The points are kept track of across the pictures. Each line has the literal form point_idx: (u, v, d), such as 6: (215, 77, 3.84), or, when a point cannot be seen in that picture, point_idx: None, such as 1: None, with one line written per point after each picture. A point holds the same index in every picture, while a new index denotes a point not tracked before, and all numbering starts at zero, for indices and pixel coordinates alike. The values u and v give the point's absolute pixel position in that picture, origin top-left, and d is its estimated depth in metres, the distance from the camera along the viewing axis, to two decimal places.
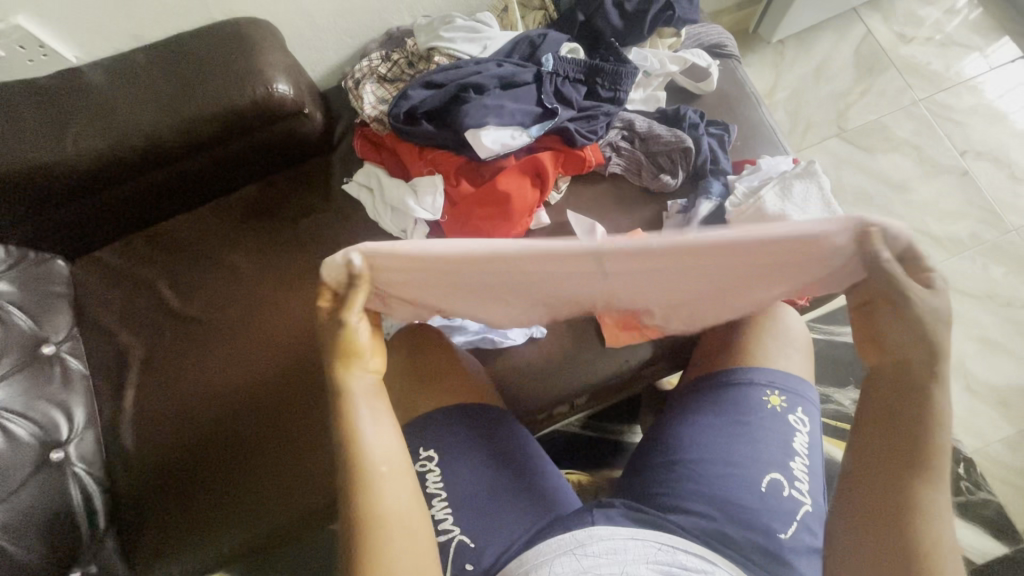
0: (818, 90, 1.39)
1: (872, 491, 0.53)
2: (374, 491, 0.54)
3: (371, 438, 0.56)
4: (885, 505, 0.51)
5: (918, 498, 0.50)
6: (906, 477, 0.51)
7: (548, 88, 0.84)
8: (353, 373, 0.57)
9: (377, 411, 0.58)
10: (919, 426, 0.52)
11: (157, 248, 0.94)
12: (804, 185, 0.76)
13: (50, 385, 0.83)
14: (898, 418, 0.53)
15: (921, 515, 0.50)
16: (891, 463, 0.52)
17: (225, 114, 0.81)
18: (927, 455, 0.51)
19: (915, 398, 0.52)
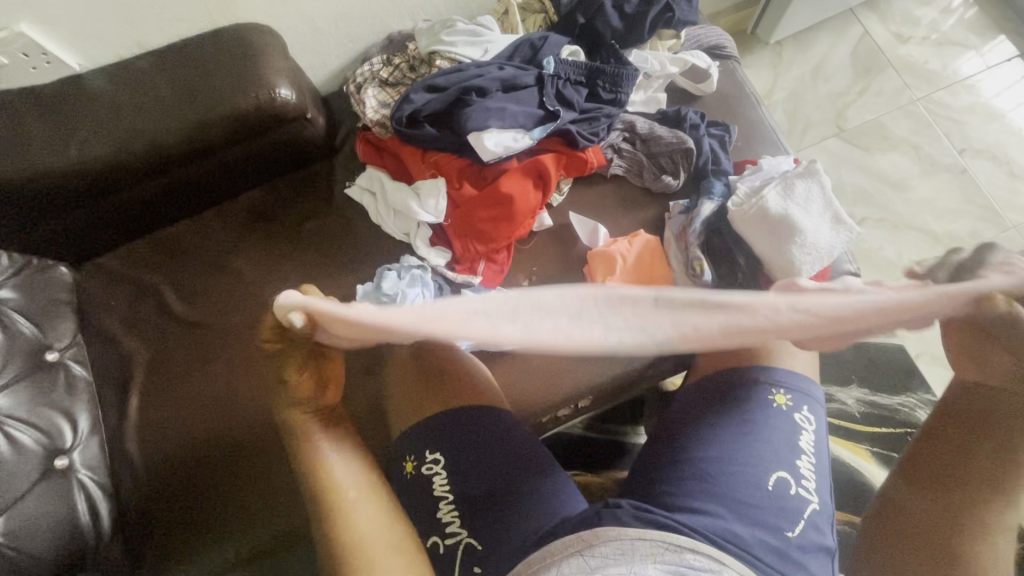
0: (816, 91, 1.39)
1: (933, 502, 0.59)
2: (345, 518, 0.60)
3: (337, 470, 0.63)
4: (949, 521, 0.57)
5: (979, 515, 0.56)
6: (970, 499, 0.57)
7: (549, 90, 0.84)
8: (301, 417, 0.64)
9: (338, 445, 0.65)
10: (1002, 458, 0.56)
11: (160, 253, 0.95)
12: (806, 185, 0.76)
13: (54, 392, 0.84)
14: (973, 446, 0.58)
15: (986, 533, 0.56)
16: (968, 488, 0.57)
17: (228, 120, 0.81)
18: (994, 485, 0.56)
19: (996, 433, 0.57)
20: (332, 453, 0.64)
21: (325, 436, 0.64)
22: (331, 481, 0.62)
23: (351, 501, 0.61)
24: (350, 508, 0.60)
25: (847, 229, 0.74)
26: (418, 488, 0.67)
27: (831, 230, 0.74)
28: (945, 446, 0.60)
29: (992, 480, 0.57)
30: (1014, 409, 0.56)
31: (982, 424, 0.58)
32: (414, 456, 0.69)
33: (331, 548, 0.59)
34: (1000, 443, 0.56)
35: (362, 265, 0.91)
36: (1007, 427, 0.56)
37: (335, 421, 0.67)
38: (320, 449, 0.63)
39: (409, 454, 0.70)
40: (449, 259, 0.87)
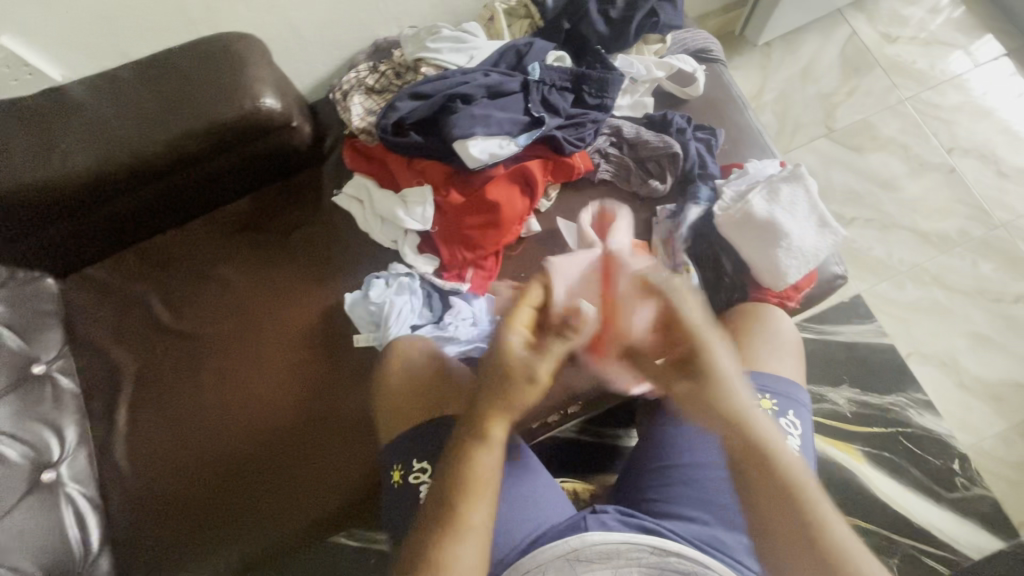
0: (805, 91, 1.40)
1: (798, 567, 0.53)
2: (455, 552, 0.55)
3: (472, 509, 0.57)
4: (795, 543, 0.53)
5: (827, 546, 0.52)
6: (808, 541, 0.53)
7: (534, 96, 0.84)
8: (499, 410, 0.57)
9: (487, 486, 0.58)
10: (770, 465, 0.55)
11: (148, 263, 0.94)
12: (792, 189, 0.76)
13: (42, 406, 0.84)
14: (759, 487, 0.55)
15: (819, 535, 0.53)
16: (778, 500, 0.54)
17: (212, 130, 0.81)
18: (806, 513, 0.53)
19: (753, 465, 0.55)
20: (482, 489, 0.57)
21: (488, 459, 0.57)
22: (464, 519, 0.56)
23: (466, 538, 0.56)
24: (466, 543, 0.56)
25: (832, 232, 0.75)
26: (407, 497, 0.68)
27: (817, 234, 0.75)
28: (759, 509, 0.55)
29: (803, 507, 0.54)
30: (739, 438, 0.56)
31: (742, 468, 0.56)
32: (401, 465, 0.69)
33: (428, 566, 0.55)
34: (776, 464, 0.55)
35: (350, 273, 0.91)
36: (764, 450, 0.55)
37: (496, 455, 0.57)
38: (476, 474, 0.57)
39: (395, 463, 0.70)
40: (437, 266, 0.87)
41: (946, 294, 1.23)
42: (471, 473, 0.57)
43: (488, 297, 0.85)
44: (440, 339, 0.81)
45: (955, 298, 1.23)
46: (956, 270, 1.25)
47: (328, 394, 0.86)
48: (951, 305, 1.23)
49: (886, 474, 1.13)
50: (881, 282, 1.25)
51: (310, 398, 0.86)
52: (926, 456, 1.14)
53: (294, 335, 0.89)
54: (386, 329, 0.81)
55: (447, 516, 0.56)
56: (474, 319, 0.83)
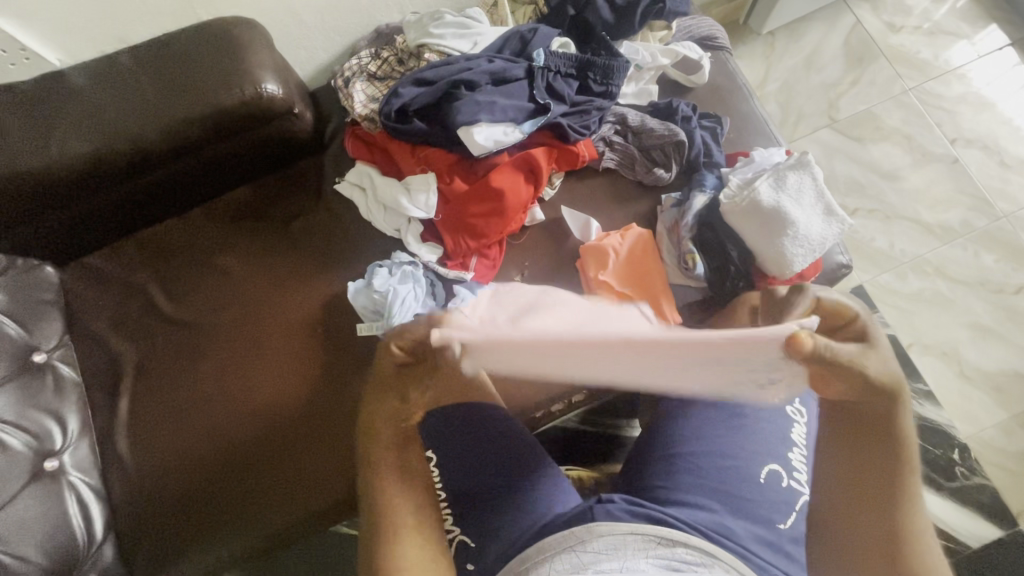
0: (808, 81, 1.39)
1: (869, 519, 0.59)
2: (391, 550, 0.60)
3: (394, 501, 0.65)
4: (883, 541, 0.57)
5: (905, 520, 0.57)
6: (894, 504, 0.58)
7: (539, 83, 0.83)
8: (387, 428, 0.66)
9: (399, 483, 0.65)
10: (889, 469, 0.59)
11: (149, 252, 0.93)
12: (798, 177, 0.75)
13: (43, 394, 0.83)
14: (871, 454, 0.61)
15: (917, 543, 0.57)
16: (874, 504, 0.59)
17: (211, 117, 0.80)
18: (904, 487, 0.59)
19: (886, 434, 0.61)
20: (397, 483, 0.66)
21: (388, 459, 0.68)
22: (389, 517, 0.64)
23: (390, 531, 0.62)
24: (397, 538, 0.62)
25: (840, 220, 0.75)
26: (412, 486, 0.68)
27: (823, 222, 0.74)
28: (863, 466, 0.62)
29: (905, 487, 0.59)
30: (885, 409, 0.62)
31: (879, 437, 0.61)
32: None
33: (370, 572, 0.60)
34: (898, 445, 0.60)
35: (353, 263, 0.90)
36: (894, 430, 0.61)
37: (394, 455, 0.69)
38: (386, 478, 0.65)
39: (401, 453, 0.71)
40: (441, 255, 0.86)
41: (948, 285, 1.24)
42: (380, 474, 0.67)
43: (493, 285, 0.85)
44: None
45: (957, 289, 1.23)
46: (959, 260, 1.25)
47: (328, 385, 0.85)
48: (953, 296, 1.23)
49: None
50: (883, 273, 1.25)
51: (310, 388, 0.85)
52: (927, 446, 1.14)
53: (298, 324, 0.88)
54: (389, 318, 0.80)
55: (376, 527, 0.63)
56: None
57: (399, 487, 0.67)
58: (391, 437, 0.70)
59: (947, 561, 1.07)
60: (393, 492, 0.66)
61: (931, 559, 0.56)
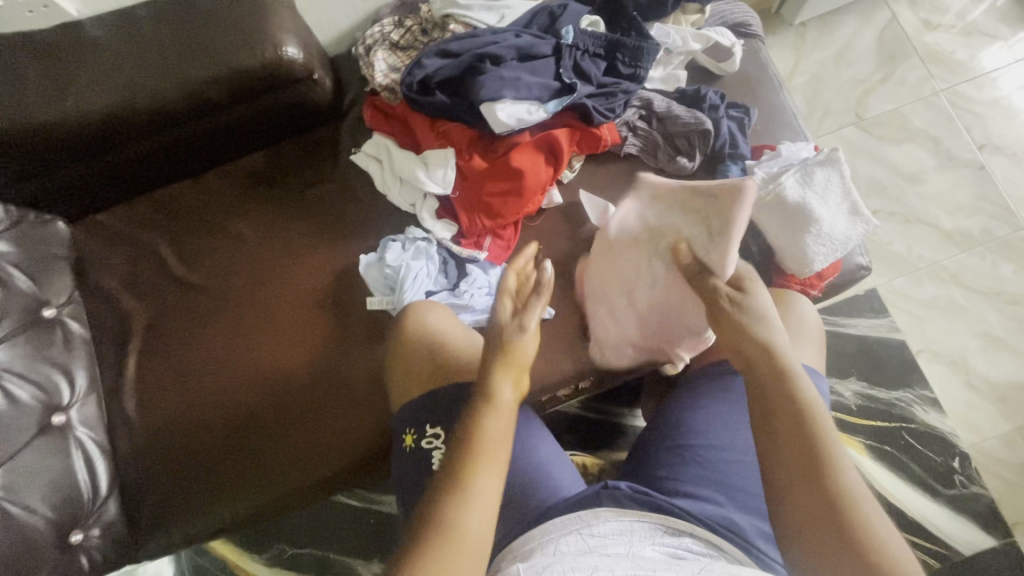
0: (837, 75, 1.35)
1: (801, 495, 0.53)
2: (462, 510, 0.52)
3: (480, 470, 0.54)
4: (817, 508, 0.52)
5: (838, 480, 0.52)
6: (820, 472, 0.53)
7: (566, 62, 0.81)
8: (506, 385, 0.59)
9: (499, 446, 0.56)
10: (801, 430, 0.55)
11: (160, 212, 0.93)
12: (826, 173, 0.73)
13: (53, 349, 0.82)
14: (782, 420, 0.55)
15: (850, 504, 0.52)
16: (805, 466, 0.53)
17: (231, 78, 0.79)
18: (821, 449, 0.54)
19: (771, 388, 0.57)
20: (492, 444, 0.56)
21: (497, 422, 0.57)
22: (473, 483, 0.54)
23: (474, 495, 0.53)
24: (472, 499, 0.53)
25: (864, 221, 0.73)
26: (418, 462, 0.67)
27: (847, 221, 0.73)
28: (775, 443, 0.55)
29: (818, 444, 0.54)
30: (770, 371, 0.58)
31: (766, 396, 0.57)
32: (414, 430, 0.69)
33: (437, 524, 0.52)
34: (798, 399, 0.56)
35: (365, 235, 0.89)
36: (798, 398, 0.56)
37: (505, 420, 0.58)
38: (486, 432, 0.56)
39: (408, 427, 0.69)
40: (455, 233, 0.85)
41: (962, 293, 1.22)
42: (484, 437, 0.56)
43: (505, 266, 0.84)
44: (455, 307, 0.81)
45: (971, 297, 1.22)
46: (975, 269, 1.23)
47: (335, 357, 0.85)
48: (966, 304, 1.22)
49: (886, 467, 1.13)
50: (898, 277, 1.23)
51: (316, 360, 0.85)
52: (927, 452, 1.14)
53: (307, 293, 0.88)
54: (401, 294, 0.80)
55: (457, 481, 0.54)
56: (490, 288, 0.83)
57: (495, 451, 0.56)
58: (513, 404, 0.59)
59: (937, 566, 1.08)
60: (484, 459, 0.55)
61: (871, 513, 0.52)
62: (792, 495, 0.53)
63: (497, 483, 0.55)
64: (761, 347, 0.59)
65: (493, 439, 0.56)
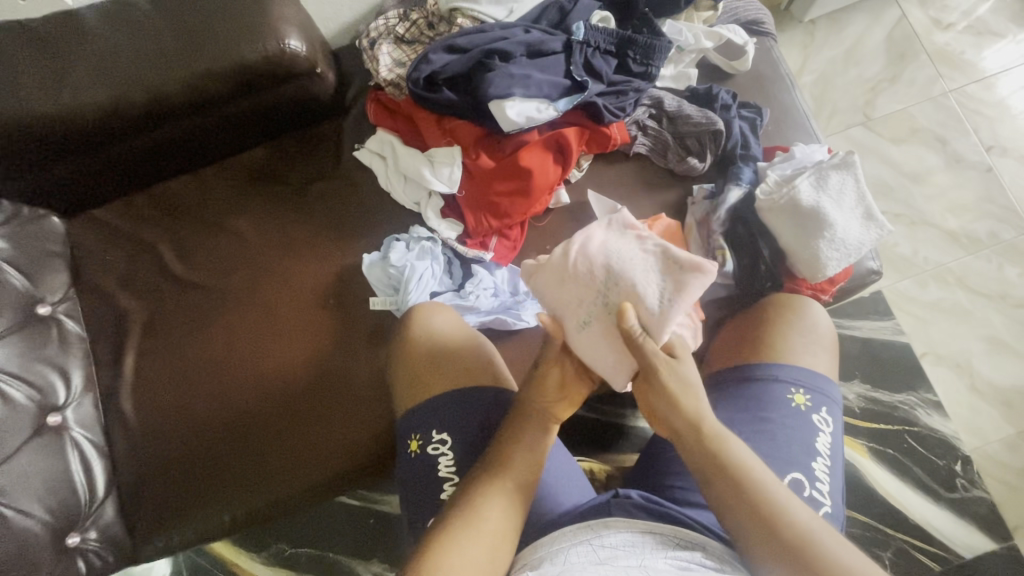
0: (846, 74, 1.34)
1: (767, 562, 0.51)
2: (485, 500, 0.58)
3: (506, 469, 0.60)
4: (791, 557, 0.50)
5: (795, 535, 0.51)
6: (775, 535, 0.51)
7: (577, 59, 0.79)
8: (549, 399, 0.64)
9: (529, 456, 0.62)
10: (739, 490, 0.54)
11: (158, 208, 0.91)
12: (840, 177, 0.72)
13: (47, 347, 0.82)
14: (722, 487, 0.54)
15: (812, 546, 0.50)
16: (761, 523, 0.52)
17: (232, 71, 0.76)
18: (771, 514, 0.52)
19: (704, 465, 0.56)
20: (523, 449, 0.61)
21: (528, 431, 0.62)
22: (495, 484, 0.59)
23: (499, 489, 0.58)
24: (491, 496, 0.58)
25: (879, 226, 0.72)
26: (423, 467, 0.66)
27: (861, 226, 0.72)
28: (727, 520, 0.54)
29: (763, 508, 0.52)
30: (700, 450, 0.56)
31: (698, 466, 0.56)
32: (420, 436, 0.67)
33: (462, 508, 0.57)
34: (731, 471, 0.54)
35: (368, 234, 0.87)
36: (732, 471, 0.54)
37: (540, 430, 0.63)
38: (519, 441, 0.62)
39: (413, 433, 0.68)
40: (461, 232, 0.83)
41: (968, 296, 1.22)
42: (514, 442, 0.61)
43: (511, 268, 0.83)
44: (461, 308, 0.79)
45: (977, 300, 1.21)
46: (981, 272, 1.23)
47: (336, 358, 0.84)
48: (971, 307, 1.21)
49: (888, 470, 1.13)
50: (904, 280, 1.23)
51: (317, 361, 0.84)
52: (930, 455, 1.14)
53: (309, 292, 0.86)
54: (406, 295, 0.79)
55: (485, 475, 0.59)
56: (496, 289, 0.82)
57: (522, 455, 0.61)
58: (552, 417, 0.64)
59: (937, 569, 1.08)
60: (511, 460, 0.60)
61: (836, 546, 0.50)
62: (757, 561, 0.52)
63: (521, 483, 0.60)
64: (691, 422, 0.57)
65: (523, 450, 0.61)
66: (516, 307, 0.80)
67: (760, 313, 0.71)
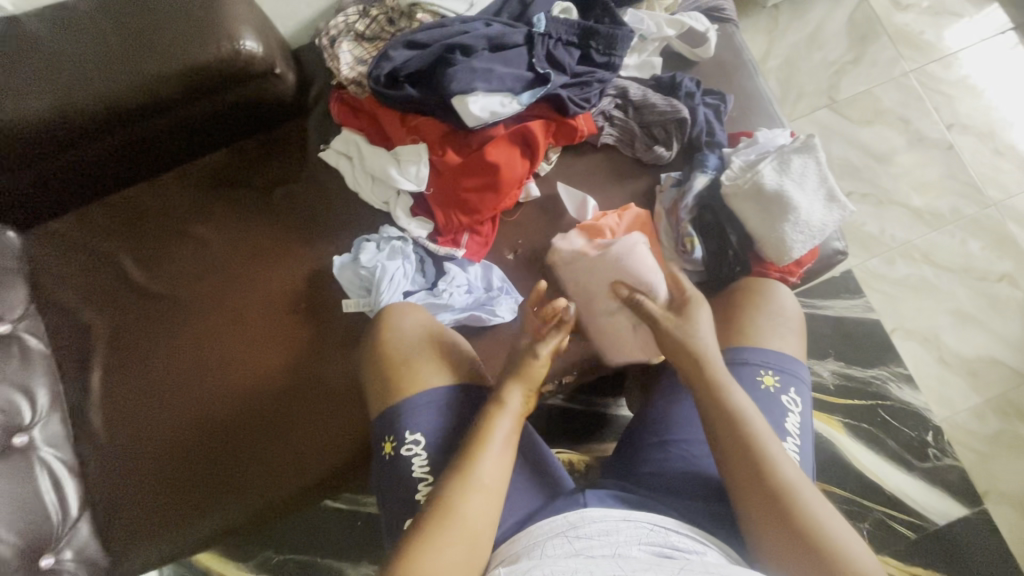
0: (810, 58, 1.35)
1: (750, 500, 0.56)
2: (462, 496, 0.58)
3: (483, 464, 0.60)
4: (769, 501, 0.56)
5: (777, 480, 0.56)
6: (760, 476, 0.56)
7: (539, 51, 0.79)
8: (514, 395, 0.65)
9: (505, 452, 0.62)
10: (733, 428, 0.59)
11: (119, 217, 0.89)
12: (803, 160, 0.73)
13: (9, 367, 0.80)
14: (719, 422, 0.60)
15: (790, 494, 0.55)
16: (747, 462, 0.57)
17: (183, 72, 0.74)
18: (760, 457, 0.57)
19: (710, 405, 0.61)
20: (496, 446, 0.61)
21: (503, 427, 0.63)
22: (472, 485, 0.59)
23: (476, 486, 0.59)
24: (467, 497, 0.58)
25: (841, 207, 0.73)
26: (398, 469, 0.66)
27: (824, 207, 0.73)
28: (727, 459, 0.58)
29: (757, 452, 0.57)
30: (708, 389, 0.61)
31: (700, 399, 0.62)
32: (394, 436, 0.66)
33: (438, 507, 0.57)
34: (731, 409, 0.59)
35: (337, 235, 0.86)
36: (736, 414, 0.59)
37: (512, 423, 0.63)
38: (494, 438, 0.62)
39: (386, 435, 0.67)
40: (431, 230, 0.83)
41: (934, 271, 1.25)
42: (490, 437, 0.61)
43: (484, 263, 0.83)
44: (434, 306, 0.79)
45: (942, 275, 1.25)
46: (945, 247, 1.26)
47: (312, 362, 0.83)
48: (938, 282, 1.24)
49: (863, 445, 1.16)
50: (872, 258, 1.25)
51: (292, 366, 0.83)
52: (902, 427, 1.17)
53: (279, 298, 0.85)
54: (377, 296, 0.78)
55: (462, 472, 0.59)
56: (469, 286, 0.81)
57: (497, 452, 0.61)
58: (520, 410, 0.65)
59: (913, 537, 1.11)
60: (488, 453, 0.60)
61: (809, 499, 0.56)
62: (747, 503, 0.56)
63: (497, 479, 0.60)
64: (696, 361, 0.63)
65: (496, 455, 0.61)
66: (489, 303, 0.80)
67: (730, 297, 0.72)
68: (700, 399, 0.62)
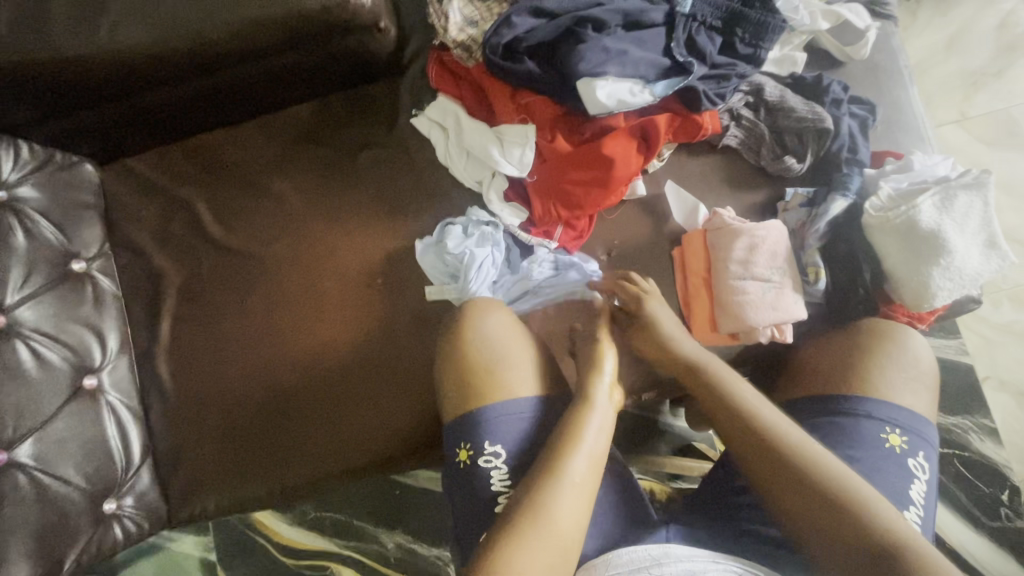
0: (946, 65, 1.21)
1: (779, 482, 0.56)
2: (552, 497, 0.55)
3: (575, 462, 0.57)
4: (805, 491, 0.54)
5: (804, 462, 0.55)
6: (778, 454, 0.56)
7: (680, 35, 0.71)
8: (597, 386, 0.64)
9: (597, 453, 0.59)
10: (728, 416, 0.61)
11: (199, 163, 0.85)
12: (969, 199, 0.64)
13: (81, 307, 0.77)
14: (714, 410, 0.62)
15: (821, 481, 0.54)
16: (762, 449, 0.57)
17: (285, 19, 0.68)
18: (800, 462, 0.55)
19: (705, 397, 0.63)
20: (589, 442, 0.59)
21: (595, 425, 0.61)
22: (558, 487, 0.56)
23: (566, 484, 0.56)
24: (554, 497, 0.55)
25: (1001, 255, 0.64)
26: (473, 481, 0.62)
27: (982, 254, 0.63)
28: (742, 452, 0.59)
29: (770, 432, 0.58)
30: (717, 400, 0.62)
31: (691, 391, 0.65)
32: (470, 445, 0.63)
33: (529, 503, 0.55)
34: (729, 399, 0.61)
35: (420, 210, 0.81)
36: (757, 432, 0.58)
37: (607, 418, 0.62)
38: (590, 439, 0.59)
39: (462, 442, 0.63)
40: (525, 220, 0.77)
41: None
42: (584, 433, 0.59)
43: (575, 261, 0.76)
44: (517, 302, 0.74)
45: None
46: None
47: (382, 340, 0.79)
48: None
49: None
50: None
51: (362, 341, 0.79)
52: (976, 481, 1.09)
53: (353, 267, 0.81)
54: (465, 284, 0.73)
55: (552, 467, 0.57)
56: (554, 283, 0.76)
57: (589, 453, 0.59)
58: (609, 407, 0.63)
59: None
60: (580, 452, 0.58)
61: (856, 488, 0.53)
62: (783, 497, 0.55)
63: (587, 481, 0.58)
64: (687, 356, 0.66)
65: (588, 456, 0.58)
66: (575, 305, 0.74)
67: (847, 330, 0.66)
68: (712, 409, 0.62)
